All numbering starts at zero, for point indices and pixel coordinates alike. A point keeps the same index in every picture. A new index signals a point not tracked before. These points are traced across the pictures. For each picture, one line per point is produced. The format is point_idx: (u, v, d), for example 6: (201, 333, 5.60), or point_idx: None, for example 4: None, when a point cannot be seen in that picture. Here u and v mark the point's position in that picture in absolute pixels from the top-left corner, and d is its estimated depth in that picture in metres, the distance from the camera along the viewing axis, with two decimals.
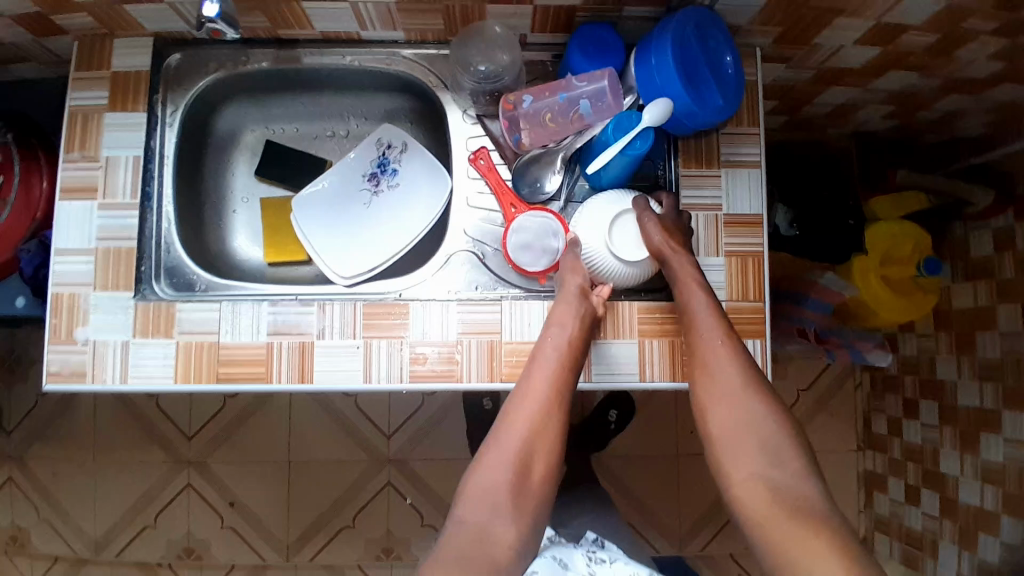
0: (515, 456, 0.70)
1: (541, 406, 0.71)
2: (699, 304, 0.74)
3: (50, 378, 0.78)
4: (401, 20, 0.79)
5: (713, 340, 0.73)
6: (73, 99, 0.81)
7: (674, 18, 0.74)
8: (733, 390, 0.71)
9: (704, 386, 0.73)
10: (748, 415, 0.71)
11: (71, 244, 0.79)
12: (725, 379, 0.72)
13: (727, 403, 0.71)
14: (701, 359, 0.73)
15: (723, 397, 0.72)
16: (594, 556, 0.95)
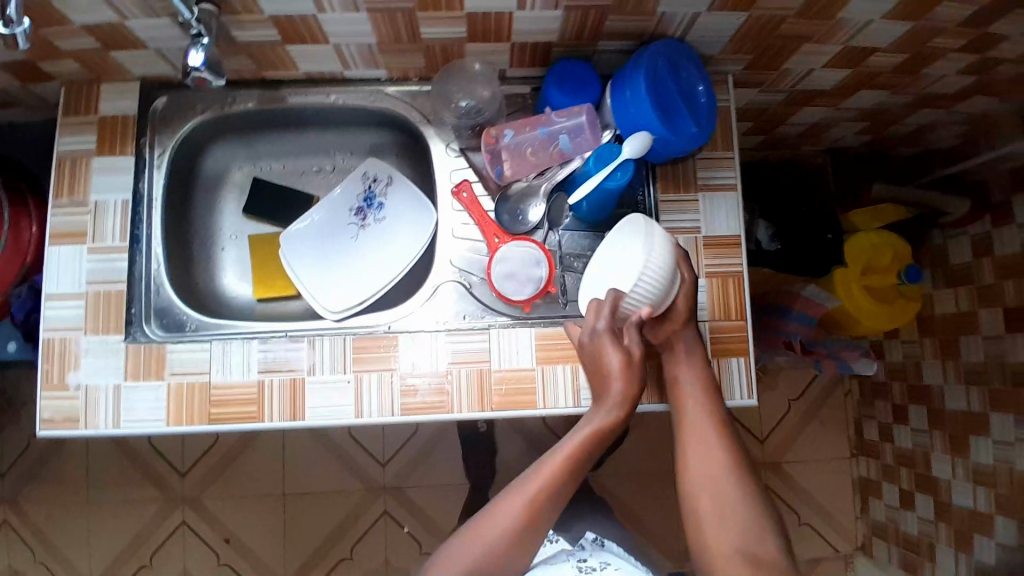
0: (510, 526, 0.70)
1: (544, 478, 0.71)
2: (690, 374, 0.76)
3: (43, 425, 0.78)
4: (383, 59, 0.82)
5: (700, 410, 0.74)
6: (61, 144, 0.82)
7: (646, 51, 0.76)
8: (720, 467, 0.71)
9: (691, 458, 0.72)
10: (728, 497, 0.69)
11: (62, 288, 0.80)
12: (715, 454, 0.71)
13: (709, 481, 0.70)
14: (684, 431, 0.74)
15: (710, 470, 0.70)
16: (584, 565, 0.89)
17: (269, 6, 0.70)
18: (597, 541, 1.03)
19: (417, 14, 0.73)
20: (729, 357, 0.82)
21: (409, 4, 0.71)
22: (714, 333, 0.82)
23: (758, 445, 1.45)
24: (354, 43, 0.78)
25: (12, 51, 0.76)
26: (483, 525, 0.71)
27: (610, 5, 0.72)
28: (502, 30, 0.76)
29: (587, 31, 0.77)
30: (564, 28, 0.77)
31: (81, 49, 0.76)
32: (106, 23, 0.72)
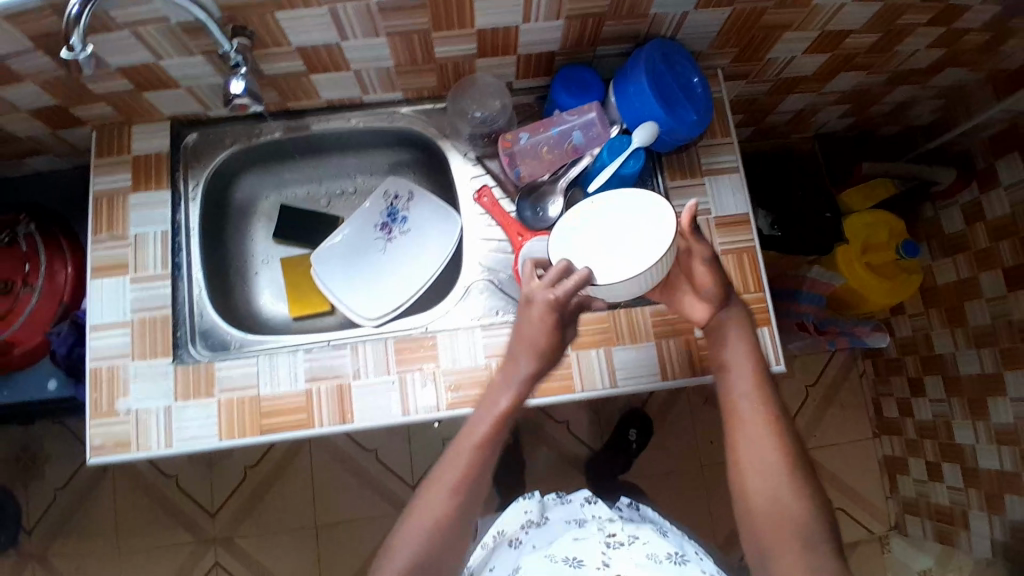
0: (446, 492, 0.72)
1: (472, 451, 0.73)
2: (740, 357, 0.74)
3: (94, 452, 0.80)
4: (399, 81, 0.88)
5: (745, 390, 0.73)
6: (97, 185, 0.86)
7: (643, 49, 0.82)
8: (773, 465, 0.70)
9: (743, 453, 0.71)
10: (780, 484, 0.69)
11: (106, 318, 0.83)
12: (767, 451, 0.70)
13: (756, 469, 0.70)
14: (735, 413, 0.73)
15: (760, 468, 0.70)
16: (611, 541, 0.83)
17: (295, 37, 0.76)
18: (632, 506, 1.02)
19: (431, 34, 0.79)
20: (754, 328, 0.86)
21: (424, 25, 0.77)
22: None
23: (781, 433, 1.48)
24: (373, 67, 0.84)
25: (45, 95, 0.81)
26: (425, 506, 0.71)
27: (609, 10, 0.79)
28: (510, 45, 0.83)
29: (587, 38, 0.84)
30: (566, 37, 0.83)
31: (115, 91, 0.82)
32: (141, 63, 0.77)
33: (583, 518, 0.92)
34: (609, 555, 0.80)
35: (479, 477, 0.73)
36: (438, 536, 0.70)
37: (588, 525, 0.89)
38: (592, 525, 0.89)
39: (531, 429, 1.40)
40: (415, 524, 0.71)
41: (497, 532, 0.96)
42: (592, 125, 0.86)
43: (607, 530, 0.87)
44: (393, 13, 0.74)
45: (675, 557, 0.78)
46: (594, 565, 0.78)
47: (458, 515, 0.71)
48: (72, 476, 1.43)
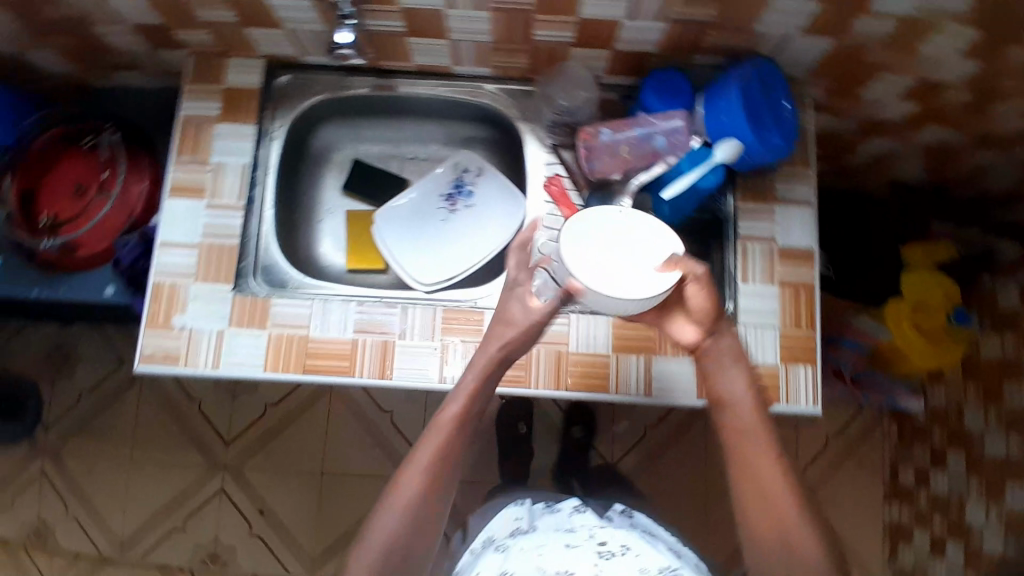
0: (425, 469, 0.73)
1: (450, 428, 0.75)
2: (739, 391, 0.74)
3: (143, 360, 0.83)
4: (492, 57, 0.89)
5: (757, 427, 0.73)
6: (186, 109, 0.89)
7: (740, 67, 0.83)
8: (781, 502, 0.71)
9: (749, 488, 0.72)
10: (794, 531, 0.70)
11: (175, 238, 0.86)
12: (773, 486, 0.71)
13: (771, 511, 0.71)
14: (752, 448, 0.72)
15: (766, 505, 0.71)
16: (604, 551, 0.79)
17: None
18: (625, 512, 0.98)
19: (533, 17, 0.79)
20: (797, 364, 0.87)
21: (530, 7, 0.78)
22: (784, 338, 0.88)
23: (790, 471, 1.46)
24: (469, 40, 0.85)
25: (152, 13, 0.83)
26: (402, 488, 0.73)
27: (715, 21, 0.79)
28: (607, 36, 0.83)
29: (685, 43, 0.84)
30: (667, 40, 0.84)
31: (221, 22, 0.84)
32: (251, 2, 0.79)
33: (573, 525, 0.86)
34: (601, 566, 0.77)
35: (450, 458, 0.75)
36: (417, 514, 0.72)
37: (577, 529, 0.84)
38: (582, 531, 0.84)
39: (546, 422, 1.41)
40: (394, 503, 0.73)
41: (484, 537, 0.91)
42: (677, 132, 0.87)
43: (598, 538, 0.82)
44: None
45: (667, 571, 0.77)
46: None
47: (434, 493, 0.74)
48: (100, 381, 1.48)
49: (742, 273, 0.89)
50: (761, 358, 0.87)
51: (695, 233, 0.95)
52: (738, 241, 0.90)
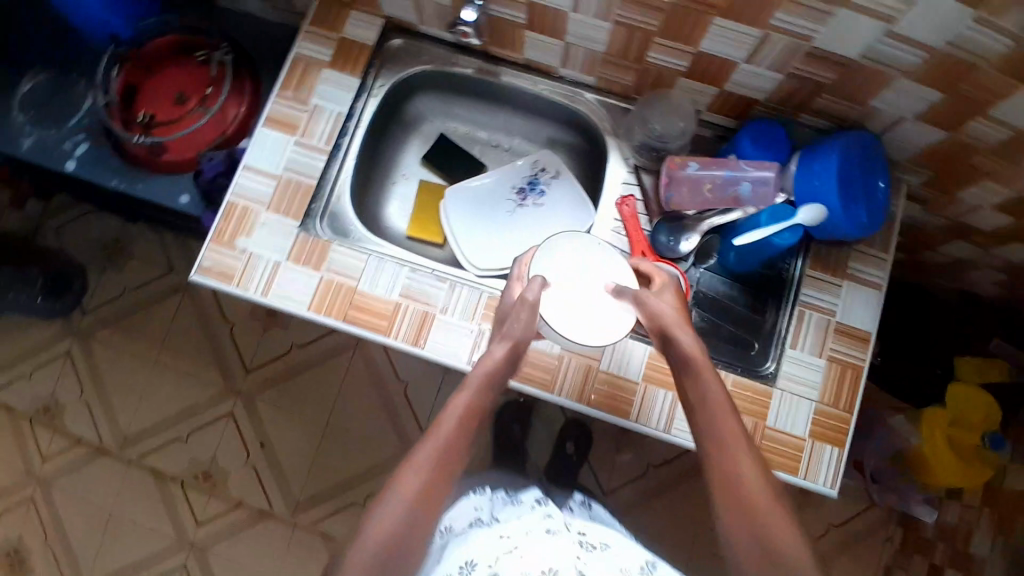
0: (424, 465, 0.69)
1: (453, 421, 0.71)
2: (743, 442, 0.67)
3: (200, 271, 0.86)
4: (601, 68, 0.90)
5: (734, 433, 0.68)
6: (301, 47, 0.93)
7: (845, 135, 0.82)
8: (794, 556, 0.61)
9: (756, 549, 0.62)
10: (768, 531, 0.62)
11: (259, 164, 0.89)
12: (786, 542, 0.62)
13: (743, 512, 0.64)
14: (720, 452, 0.67)
15: (770, 562, 0.61)
16: (583, 544, 0.75)
17: None
18: (584, 505, 1.04)
19: (654, 38, 0.81)
20: (826, 443, 0.85)
21: (654, 27, 0.79)
22: (819, 414, 0.86)
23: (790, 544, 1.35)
24: (583, 46, 0.87)
25: None
26: (405, 489, 0.68)
27: (831, 83, 0.80)
28: (720, 75, 0.83)
29: (795, 99, 0.85)
30: (777, 92, 0.84)
31: None
32: None
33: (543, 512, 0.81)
34: (581, 560, 0.72)
35: (454, 463, 0.70)
36: (413, 511, 0.67)
37: (551, 516, 0.79)
38: (556, 518, 0.79)
39: (550, 431, 1.41)
40: (397, 497, 0.67)
41: (444, 526, 0.87)
42: (765, 184, 0.86)
43: (573, 528, 0.78)
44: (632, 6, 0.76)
45: (649, 567, 0.74)
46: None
47: (435, 495, 0.68)
48: (146, 282, 1.55)
49: (793, 339, 0.87)
50: (789, 428, 0.85)
51: (753, 287, 0.91)
52: (795, 307, 0.88)
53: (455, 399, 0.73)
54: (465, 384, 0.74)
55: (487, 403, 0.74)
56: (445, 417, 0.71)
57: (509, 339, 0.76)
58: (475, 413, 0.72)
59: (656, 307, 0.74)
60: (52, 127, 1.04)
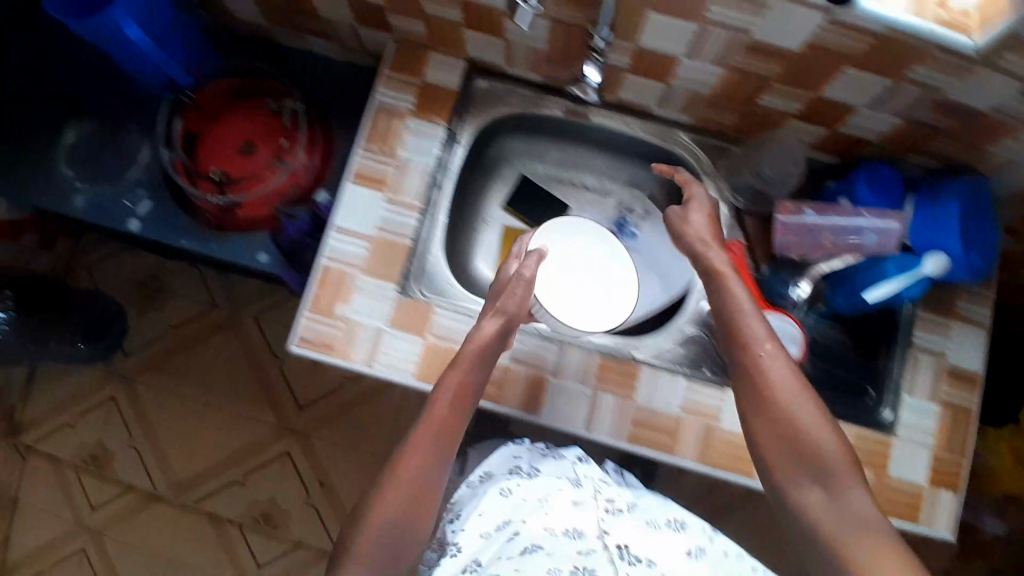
0: (418, 441, 0.69)
1: (448, 399, 0.72)
2: (776, 364, 0.66)
3: (300, 342, 0.83)
4: (702, 109, 0.87)
5: (761, 333, 0.68)
6: (380, 93, 0.87)
7: (962, 181, 0.82)
8: (826, 467, 0.61)
9: (783, 466, 0.63)
10: (791, 420, 0.63)
11: (351, 225, 0.86)
12: (816, 453, 0.62)
13: (763, 408, 0.65)
14: (740, 347, 0.69)
15: (803, 476, 0.62)
16: (609, 504, 0.77)
17: (650, 40, 0.75)
18: (619, 472, 0.92)
19: (771, 83, 0.78)
20: (940, 489, 0.87)
21: (775, 72, 0.76)
22: (935, 461, 0.87)
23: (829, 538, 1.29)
24: (688, 89, 0.83)
25: None
26: (405, 468, 0.67)
27: (948, 128, 0.79)
28: (834, 116, 0.82)
29: (907, 141, 0.83)
30: (891, 133, 0.82)
31: (444, 19, 0.81)
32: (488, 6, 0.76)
33: (575, 476, 0.81)
34: (606, 522, 0.74)
35: (446, 445, 0.70)
36: (415, 491, 0.66)
37: (581, 484, 0.79)
38: (587, 485, 0.80)
39: None
40: (394, 489, 0.66)
41: (482, 472, 0.84)
42: (889, 233, 0.83)
43: (603, 494, 0.79)
44: (756, 55, 0.73)
45: (673, 524, 0.75)
46: (597, 538, 0.72)
47: (428, 480, 0.68)
48: (186, 321, 1.49)
49: (909, 386, 0.88)
50: (910, 476, 0.87)
51: (867, 331, 0.93)
52: (907, 351, 0.89)
53: (445, 380, 0.74)
54: (452, 364, 0.75)
55: (476, 377, 0.76)
56: (439, 396, 0.72)
57: (502, 316, 0.80)
58: (465, 388, 0.74)
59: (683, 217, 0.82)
60: (108, 184, 0.95)
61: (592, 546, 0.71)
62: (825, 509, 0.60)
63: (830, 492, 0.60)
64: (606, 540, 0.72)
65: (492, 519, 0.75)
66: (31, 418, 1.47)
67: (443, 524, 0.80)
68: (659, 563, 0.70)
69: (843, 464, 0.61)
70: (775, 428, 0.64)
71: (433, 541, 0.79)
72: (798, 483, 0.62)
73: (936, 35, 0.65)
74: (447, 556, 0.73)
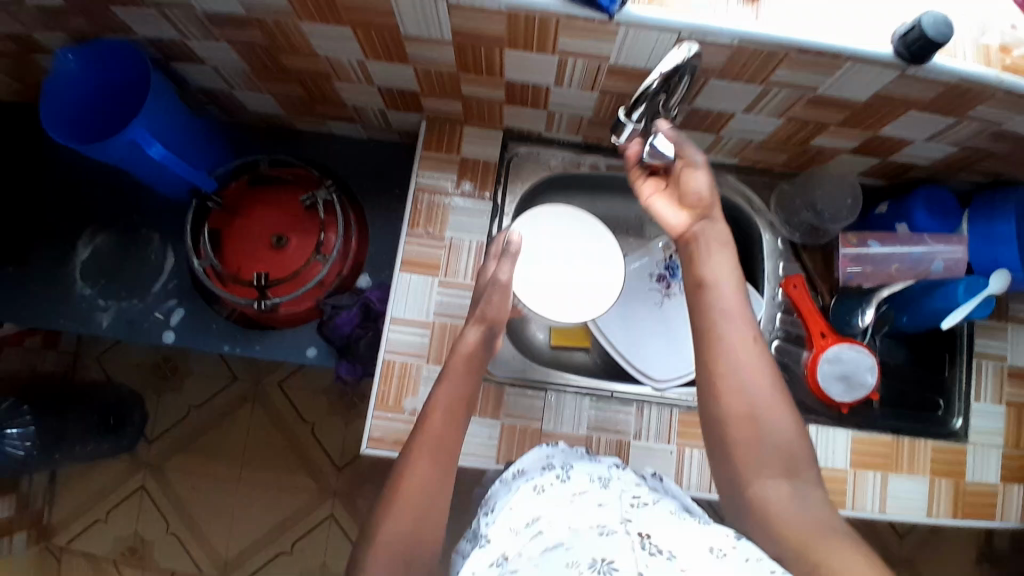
0: (417, 469, 0.64)
1: (442, 415, 0.69)
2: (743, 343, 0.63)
3: (372, 445, 0.79)
4: (749, 150, 0.86)
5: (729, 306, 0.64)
6: (420, 176, 0.84)
7: (1015, 194, 0.82)
8: (783, 456, 0.60)
9: (745, 450, 0.60)
10: (761, 408, 0.61)
11: (409, 315, 0.82)
12: (775, 440, 0.60)
13: (732, 393, 0.61)
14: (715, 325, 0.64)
15: (762, 463, 0.60)
16: (635, 500, 0.64)
17: (703, 100, 0.73)
18: (655, 476, 0.76)
19: (828, 127, 0.76)
20: (1011, 484, 0.88)
21: (835, 117, 0.74)
22: (1004, 458, 0.89)
23: (889, 539, 1.29)
24: (738, 136, 0.82)
25: (410, 81, 0.76)
26: (420, 470, 0.64)
27: (1003, 152, 0.78)
28: (889, 149, 0.81)
29: (958, 164, 0.82)
30: (942, 158, 0.82)
31: (480, 96, 0.78)
32: (532, 83, 0.73)
33: (608, 476, 0.69)
34: (632, 515, 0.60)
35: (452, 455, 0.67)
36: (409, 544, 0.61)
37: (608, 487, 0.66)
38: (616, 487, 0.67)
39: None
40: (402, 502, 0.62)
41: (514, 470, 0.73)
42: (954, 256, 0.85)
43: (629, 493, 0.66)
44: (814, 106, 0.71)
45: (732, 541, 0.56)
46: (621, 524, 0.57)
47: (433, 513, 0.63)
48: (211, 397, 1.38)
49: (975, 391, 0.90)
50: (983, 477, 0.88)
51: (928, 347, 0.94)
52: (972, 360, 0.90)
53: (440, 392, 0.71)
54: (445, 376, 0.72)
55: (476, 390, 0.73)
56: (434, 407, 0.69)
57: (485, 322, 0.74)
58: (467, 400, 0.71)
59: (693, 179, 0.68)
60: (135, 297, 0.94)
61: (612, 528, 0.57)
62: (789, 502, 0.58)
63: (796, 486, 0.59)
64: (628, 527, 0.57)
65: (519, 513, 0.64)
66: (62, 518, 1.35)
67: (478, 517, 0.71)
68: (685, 556, 0.52)
69: (801, 454, 0.60)
70: (740, 413, 0.61)
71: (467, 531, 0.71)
72: (761, 472, 0.60)
73: (1003, 82, 0.63)
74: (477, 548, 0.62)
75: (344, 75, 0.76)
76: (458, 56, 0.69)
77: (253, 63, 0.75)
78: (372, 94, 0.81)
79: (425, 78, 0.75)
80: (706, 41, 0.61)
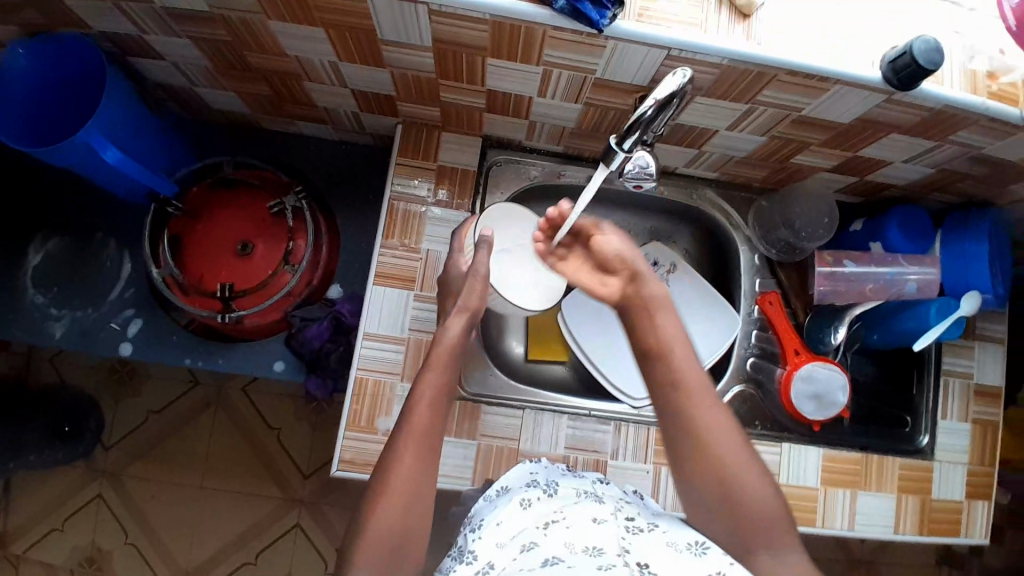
0: (404, 476, 0.62)
1: (427, 409, 0.66)
2: (708, 412, 0.67)
3: (342, 464, 0.76)
4: (731, 167, 0.85)
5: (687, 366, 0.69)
6: (395, 184, 0.81)
7: (987, 216, 0.83)
8: (764, 523, 0.63)
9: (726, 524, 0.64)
10: (734, 480, 0.64)
11: (382, 330, 0.78)
12: (754, 508, 0.63)
13: (703, 468, 0.66)
14: (681, 396, 0.67)
15: (745, 537, 0.63)
16: (629, 524, 0.62)
17: (688, 116, 0.71)
18: (635, 493, 0.75)
19: (810, 147, 0.76)
20: (975, 499, 0.90)
21: (817, 139, 0.73)
22: (969, 474, 0.90)
23: (854, 542, 1.32)
24: (720, 153, 0.81)
25: (387, 85, 0.72)
26: (405, 464, 0.63)
27: (977, 174, 0.78)
28: (867, 170, 0.81)
29: (934, 185, 0.83)
30: (917, 180, 0.82)
31: (460, 103, 0.75)
32: (514, 92, 0.70)
33: (594, 491, 0.68)
34: (628, 541, 0.59)
35: (433, 453, 0.65)
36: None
37: (603, 501, 0.65)
38: (609, 502, 0.66)
39: None
40: (388, 502, 0.61)
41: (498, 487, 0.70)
42: (927, 279, 0.85)
43: (623, 513, 0.64)
44: (799, 126, 0.71)
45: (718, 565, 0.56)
46: (618, 556, 0.56)
47: (415, 525, 0.62)
48: (171, 402, 1.30)
49: (943, 410, 0.91)
50: (948, 494, 0.89)
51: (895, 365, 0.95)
52: (940, 378, 0.91)
53: (426, 382, 0.68)
54: (428, 366, 0.70)
55: (456, 380, 0.71)
56: (416, 400, 0.67)
57: (466, 312, 0.73)
58: (448, 394, 0.69)
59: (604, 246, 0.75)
60: (91, 305, 0.90)
61: (611, 561, 0.55)
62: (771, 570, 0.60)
63: (775, 555, 0.61)
64: (626, 558, 0.56)
65: (513, 525, 0.63)
66: (16, 527, 1.26)
67: (464, 533, 0.66)
68: None
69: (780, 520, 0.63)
70: (715, 484, 0.65)
71: (454, 548, 0.65)
72: (745, 546, 0.63)
73: (987, 109, 0.63)
74: (460, 563, 0.60)
75: (317, 76, 0.72)
76: (438, 64, 0.66)
77: (217, 60, 0.71)
78: (345, 96, 0.77)
79: (403, 84, 0.71)
80: (695, 59, 0.60)
